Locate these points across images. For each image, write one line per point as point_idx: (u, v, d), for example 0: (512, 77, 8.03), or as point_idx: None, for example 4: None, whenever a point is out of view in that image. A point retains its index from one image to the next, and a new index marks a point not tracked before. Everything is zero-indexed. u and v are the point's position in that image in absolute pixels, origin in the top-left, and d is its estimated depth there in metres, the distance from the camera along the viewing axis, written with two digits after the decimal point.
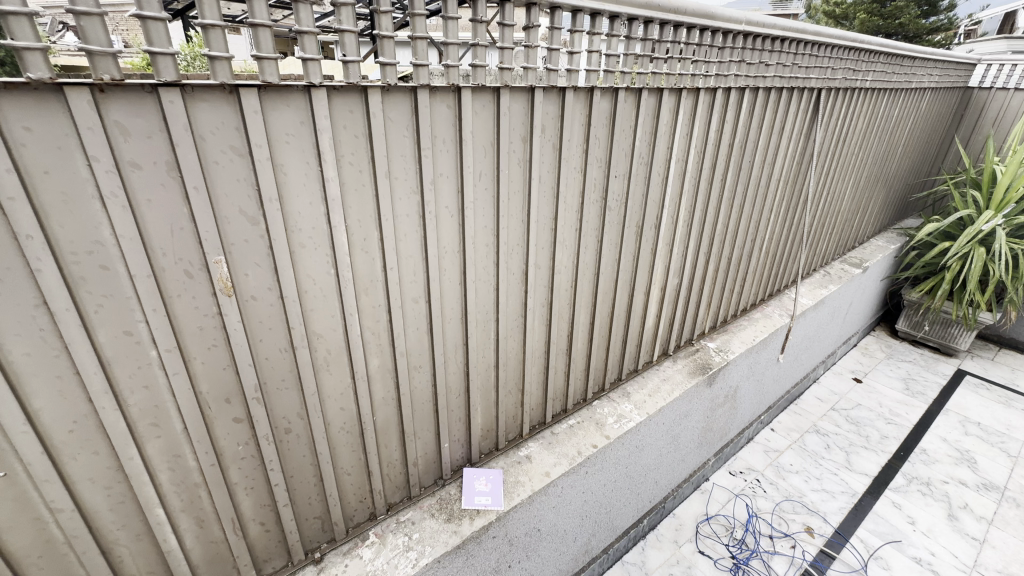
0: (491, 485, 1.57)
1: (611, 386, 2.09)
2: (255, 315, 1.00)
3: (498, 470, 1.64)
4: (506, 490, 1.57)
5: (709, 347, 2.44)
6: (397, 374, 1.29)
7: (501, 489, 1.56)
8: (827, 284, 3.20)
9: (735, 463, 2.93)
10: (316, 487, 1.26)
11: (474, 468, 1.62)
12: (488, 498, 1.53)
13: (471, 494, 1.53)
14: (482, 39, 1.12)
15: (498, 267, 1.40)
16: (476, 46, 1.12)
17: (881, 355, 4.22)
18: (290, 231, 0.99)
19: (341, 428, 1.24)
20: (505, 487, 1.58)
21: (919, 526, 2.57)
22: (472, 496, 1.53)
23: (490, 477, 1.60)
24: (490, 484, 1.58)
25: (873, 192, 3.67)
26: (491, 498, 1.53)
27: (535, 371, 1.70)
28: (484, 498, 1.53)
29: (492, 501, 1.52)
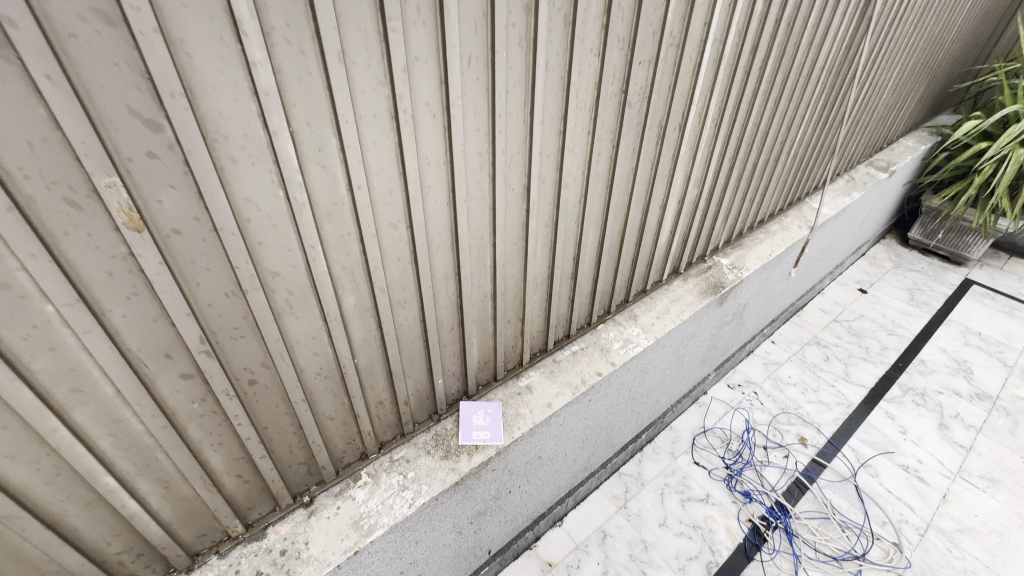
0: (490, 419, 1.47)
1: (617, 308, 1.93)
2: (184, 254, 0.78)
3: (497, 403, 1.53)
4: (506, 424, 1.48)
5: (722, 264, 2.26)
6: (377, 313, 1.10)
7: (501, 423, 1.47)
8: (852, 191, 2.94)
9: (734, 376, 2.91)
10: (295, 435, 1.13)
11: (472, 401, 1.51)
12: (487, 433, 1.44)
13: (469, 429, 1.44)
14: None
15: (494, 182, 1.14)
16: None
17: (889, 264, 4.09)
18: (212, 140, 0.73)
19: (317, 374, 1.08)
20: (505, 421, 1.49)
21: (910, 435, 2.62)
22: (470, 431, 1.43)
23: (489, 411, 1.50)
24: (489, 418, 1.48)
25: (916, 83, 3.24)
26: (491, 433, 1.44)
27: (536, 298, 1.52)
28: (482, 433, 1.44)
29: (492, 436, 1.43)
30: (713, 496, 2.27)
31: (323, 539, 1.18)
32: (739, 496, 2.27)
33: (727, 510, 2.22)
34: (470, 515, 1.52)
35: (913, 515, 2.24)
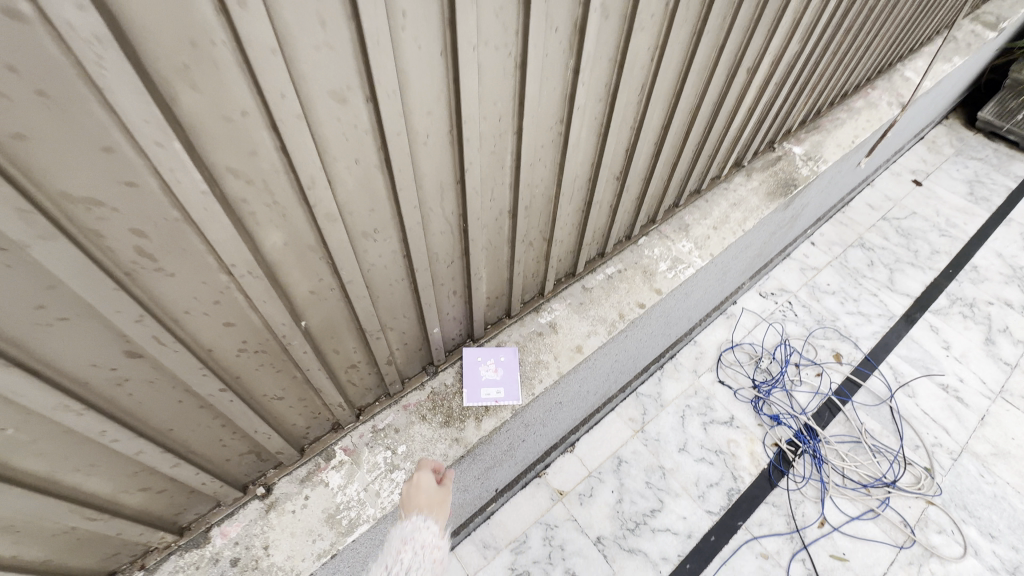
0: (503, 371, 1.12)
1: (663, 215, 1.48)
2: None
3: (511, 347, 1.17)
4: (524, 376, 1.13)
5: (794, 154, 1.75)
6: (329, 254, 0.66)
7: (517, 376, 1.12)
8: (955, 55, 2.30)
9: (767, 283, 2.57)
10: (226, 428, 0.77)
11: (478, 347, 1.15)
12: (500, 389, 1.10)
13: (476, 386, 1.09)
14: None
15: (527, 13, 0.62)
16: None
17: (950, 151, 3.53)
18: None
19: (238, 351, 0.67)
20: (522, 371, 1.13)
21: (953, 351, 2.38)
22: (477, 388, 1.09)
23: (501, 359, 1.14)
24: (501, 369, 1.12)
25: None
26: (504, 389, 1.09)
27: (570, 210, 1.06)
28: (493, 390, 1.09)
29: (506, 393, 1.09)
30: (737, 419, 2.08)
31: (288, 542, 0.90)
32: (766, 419, 2.08)
33: (753, 434, 2.04)
34: (475, 475, 1.25)
35: (948, 438, 2.09)
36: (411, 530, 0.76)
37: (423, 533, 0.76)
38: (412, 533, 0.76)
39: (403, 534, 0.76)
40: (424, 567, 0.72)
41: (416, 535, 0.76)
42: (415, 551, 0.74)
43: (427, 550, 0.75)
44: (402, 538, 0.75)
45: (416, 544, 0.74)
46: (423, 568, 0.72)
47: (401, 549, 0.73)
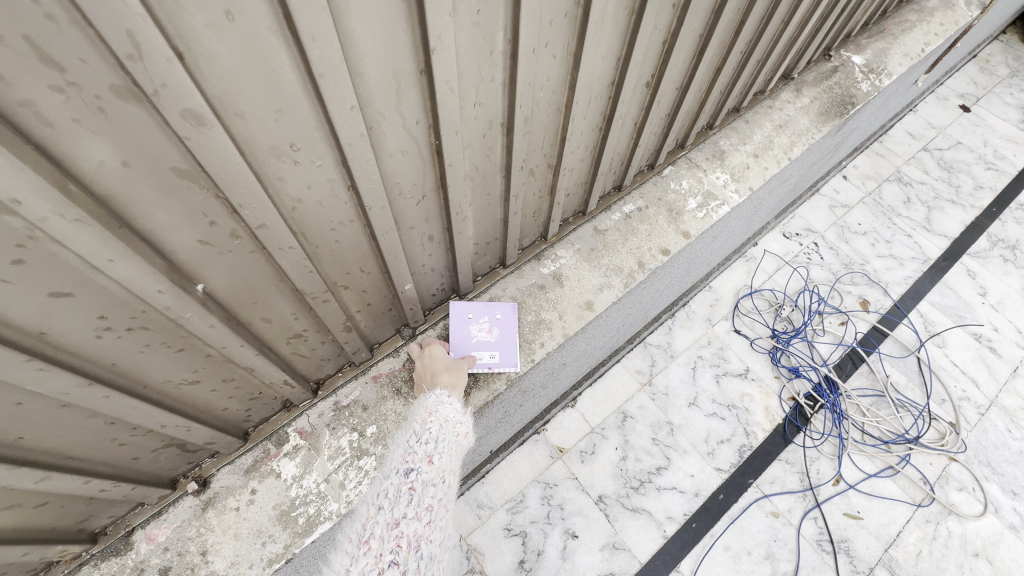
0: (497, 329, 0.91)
1: (693, 140, 1.21)
2: None
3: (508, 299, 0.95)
4: (522, 337, 0.92)
5: (853, 65, 1.43)
6: (216, 184, 0.42)
7: (515, 336, 0.91)
8: None
9: (793, 223, 2.32)
10: (117, 426, 0.57)
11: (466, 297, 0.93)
12: (494, 353, 0.89)
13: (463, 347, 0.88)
14: None
15: None
16: None
17: (1005, 71, 3.13)
18: None
19: (96, 330, 0.45)
20: (521, 331, 0.93)
21: (989, 299, 2.18)
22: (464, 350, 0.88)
23: (494, 315, 0.93)
24: (494, 327, 0.91)
25: None
26: (499, 354, 0.89)
27: (584, 128, 0.81)
28: (485, 353, 0.89)
29: (502, 359, 0.89)
30: (752, 371, 1.92)
31: (231, 546, 0.72)
32: (784, 371, 1.92)
33: (769, 387, 1.89)
34: None
35: (977, 392, 1.94)
36: (435, 397, 0.72)
37: (449, 399, 0.72)
38: (436, 402, 0.71)
39: (427, 402, 0.71)
40: (453, 435, 0.68)
41: (441, 404, 0.71)
42: (442, 420, 0.69)
43: (455, 418, 0.70)
44: (426, 406, 0.70)
45: (442, 413, 0.70)
46: (452, 435, 0.68)
47: (428, 418, 0.68)
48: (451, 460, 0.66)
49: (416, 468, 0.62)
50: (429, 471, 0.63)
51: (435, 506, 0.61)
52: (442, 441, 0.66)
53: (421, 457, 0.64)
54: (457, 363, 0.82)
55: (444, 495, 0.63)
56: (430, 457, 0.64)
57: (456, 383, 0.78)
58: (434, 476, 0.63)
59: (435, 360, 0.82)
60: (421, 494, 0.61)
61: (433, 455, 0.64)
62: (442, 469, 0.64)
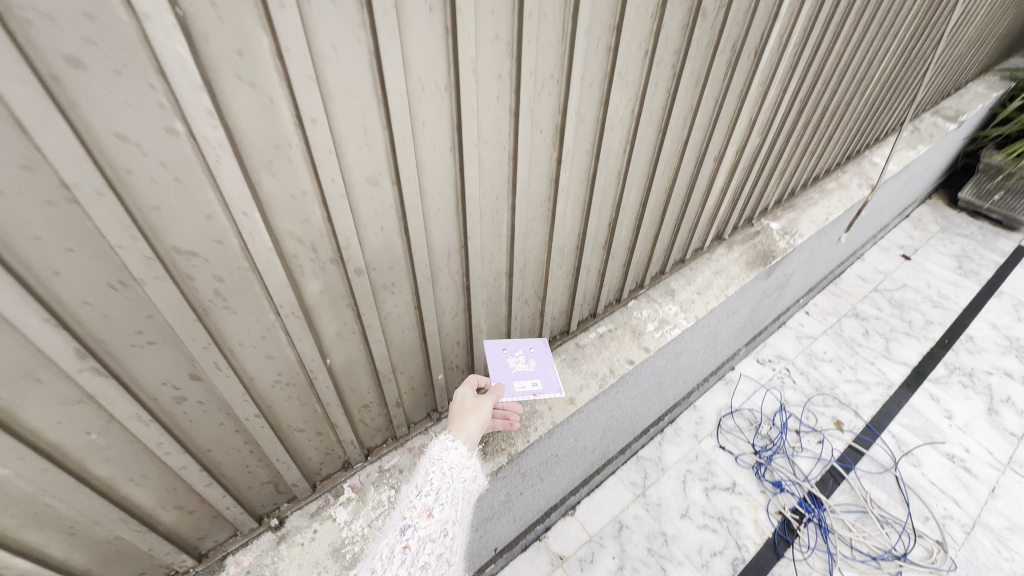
0: (533, 362, 1.16)
1: (650, 281, 1.64)
2: (20, 230, 0.47)
3: (537, 340, 1.21)
4: (554, 367, 1.17)
5: (772, 229, 1.93)
6: (355, 301, 0.81)
7: (548, 367, 1.16)
8: (917, 145, 2.56)
9: (764, 351, 2.66)
10: (253, 454, 0.88)
11: (506, 339, 1.17)
12: (534, 381, 1.11)
13: (511, 376, 1.10)
14: None
15: (517, 121, 0.82)
16: None
17: (935, 227, 3.73)
18: (21, 21, 0.40)
19: (273, 381, 0.80)
20: (552, 362, 1.18)
21: (956, 421, 2.38)
22: (512, 378, 1.10)
23: (530, 351, 1.17)
24: (531, 360, 1.16)
25: (1003, 14, 2.77)
26: (540, 379, 1.12)
27: (561, 273, 1.22)
28: (527, 383, 1.10)
29: (544, 383, 1.12)
30: (739, 485, 2.08)
31: (295, 572, 0.95)
32: (769, 486, 2.07)
33: (756, 501, 2.03)
34: (473, 522, 1.30)
35: (958, 510, 2.04)
36: (440, 453, 0.89)
37: (451, 452, 0.89)
38: (439, 457, 0.88)
39: (432, 460, 0.88)
40: (451, 484, 0.84)
41: (443, 459, 0.88)
42: (443, 470, 0.86)
43: (457, 468, 0.87)
44: (432, 463, 0.87)
45: (444, 467, 0.86)
46: (450, 484, 0.84)
47: (432, 473, 0.85)
48: (449, 512, 0.80)
49: (414, 523, 0.77)
50: (426, 524, 0.77)
51: (431, 558, 0.74)
52: (442, 494, 0.82)
53: (420, 513, 0.78)
54: (477, 403, 1.02)
55: (442, 546, 0.77)
56: (429, 511, 0.79)
57: (470, 427, 0.96)
58: (430, 531, 0.77)
59: (460, 405, 1.02)
60: (416, 550, 0.74)
61: (431, 509, 0.79)
62: (440, 523, 0.78)
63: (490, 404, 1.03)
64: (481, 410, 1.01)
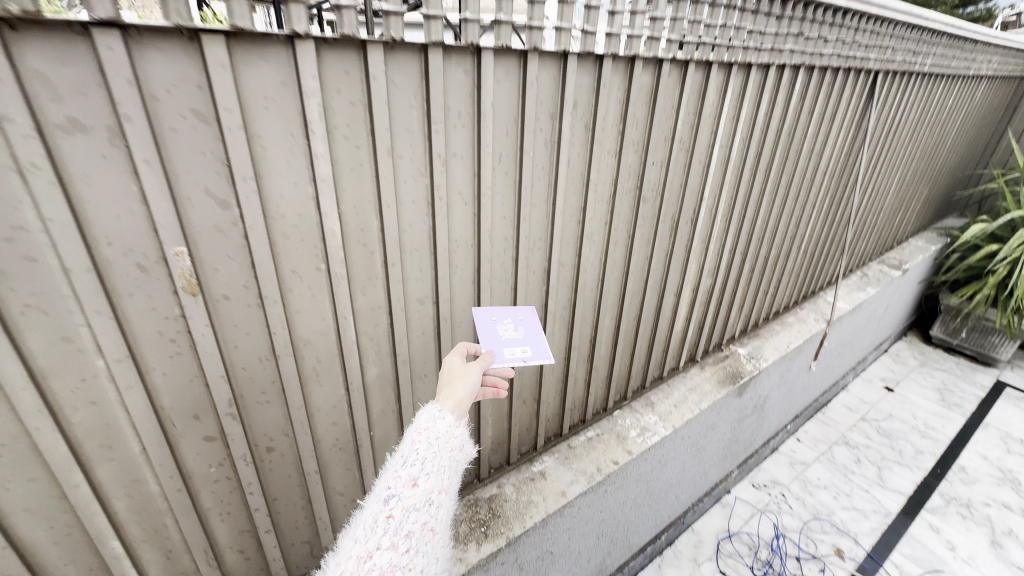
0: (522, 330, 1.17)
1: (633, 394, 1.91)
2: (229, 319, 0.83)
3: (524, 309, 1.24)
4: (542, 334, 1.18)
5: (739, 354, 2.25)
6: (398, 385, 1.12)
7: (537, 333, 1.17)
8: (866, 287, 2.99)
9: (759, 475, 2.76)
10: (303, 509, 1.11)
11: (494, 308, 1.19)
12: (524, 349, 1.10)
13: (501, 343, 1.10)
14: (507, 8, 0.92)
15: (516, 265, 1.23)
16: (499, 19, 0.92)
17: (914, 362, 3.99)
18: (270, 217, 0.81)
19: (332, 444, 1.08)
20: (540, 330, 1.19)
21: (960, 553, 2.37)
22: (502, 345, 1.09)
23: (518, 320, 1.19)
24: (520, 327, 1.17)
25: (916, 188, 3.44)
26: (530, 345, 1.12)
27: (552, 378, 1.53)
28: (517, 350, 1.09)
29: (534, 348, 1.11)
30: None
31: None
32: None
33: None
34: None
35: None
36: (427, 420, 0.80)
37: (439, 419, 0.80)
38: (427, 423, 0.79)
39: (418, 426, 0.79)
40: (438, 453, 0.76)
41: (430, 425, 0.79)
42: (429, 440, 0.77)
43: (445, 437, 0.78)
44: (418, 429, 0.79)
45: (431, 435, 0.78)
46: (437, 454, 0.76)
47: (417, 440, 0.77)
48: (436, 482, 0.74)
49: (398, 494, 0.70)
50: (411, 494, 0.71)
51: (416, 528, 0.69)
52: (429, 462, 0.74)
53: (405, 482, 0.72)
54: (466, 368, 0.94)
55: (427, 516, 0.71)
56: (414, 480, 0.72)
57: (457, 394, 0.87)
58: (415, 501, 0.70)
59: (449, 371, 0.94)
60: (401, 521, 0.68)
61: (416, 478, 0.72)
62: (426, 493, 0.72)
63: (479, 370, 0.95)
64: (471, 379, 0.92)
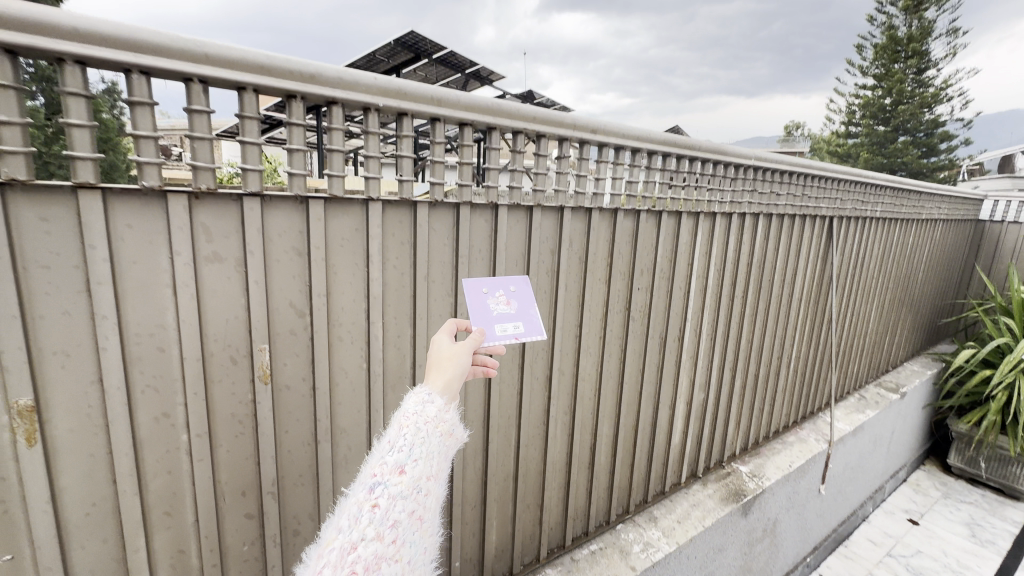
0: (514, 304, 1.06)
1: (635, 508, 1.94)
2: (286, 406, 1.02)
3: (517, 278, 1.11)
4: (536, 308, 1.08)
5: (741, 471, 2.29)
6: None
7: (530, 307, 1.07)
8: (864, 409, 3.06)
9: None
10: None
11: (483, 280, 1.06)
12: (516, 326, 1.01)
13: (492, 318, 0.99)
14: (518, 178, 1.27)
15: (522, 371, 1.42)
16: (512, 185, 1.26)
17: (937, 493, 3.82)
18: (332, 324, 1.04)
19: None
20: (533, 302, 1.09)
21: None
22: (493, 320, 0.99)
23: (511, 292, 1.08)
24: (513, 302, 1.06)
25: (898, 315, 3.69)
26: (523, 321, 1.03)
27: (554, 483, 1.62)
28: (509, 328, 1.00)
29: (527, 324, 1.02)
30: None
31: None
32: None
33: None
34: None
35: None
36: (416, 402, 0.66)
37: (429, 403, 0.66)
38: (414, 406, 0.66)
39: (404, 410, 0.66)
40: (430, 437, 0.63)
41: (419, 408, 0.66)
42: (420, 423, 0.64)
43: (436, 421, 0.65)
44: (406, 412, 0.65)
45: (421, 419, 0.64)
46: (428, 438, 0.63)
47: (405, 425, 0.64)
48: (428, 468, 0.61)
49: (383, 481, 0.58)
50: (398, 482, 0.58)
51: (403, 517, 0.56)
52: (418, 447, 0.61)
53: (391, 468, 0.59)
54: (457, 348, 0.77)
55: (416, 504, 0.58)
56: (401, 467, 0.59)
57: (448, 376, 0.72)
58: (403, 489, 0.58)
59: (436, 351, 0.76)
60: (387, 510, 0.55)
61: (404, 465, 0.59)
62: (416, 480, 0.59)
63: (470, 349, 0.80)
64: (463, 361, 0.76)
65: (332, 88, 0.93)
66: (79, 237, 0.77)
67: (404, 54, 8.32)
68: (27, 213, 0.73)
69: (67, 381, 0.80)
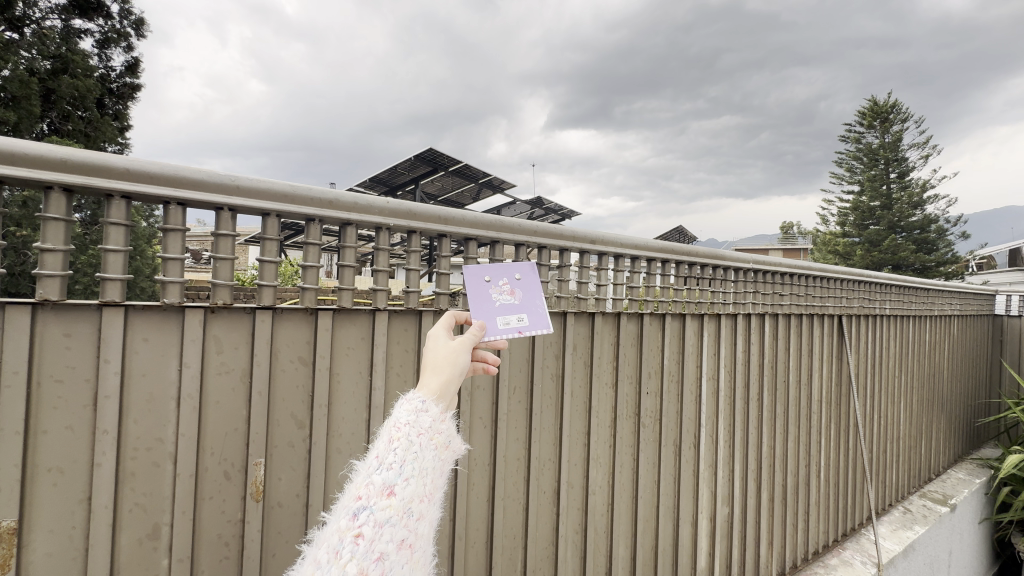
0: (519, 294, 1.04)
1: None
2: (277, 526, 0.96)
3: (522, 266, 1.08)
4: (541, 297, 1.06)
5: None
6: None
7: (536, 297, 1.06)
8: (913, 524, 2.76)
9: None
10: None
11: (488, 267, 1.04)
12: (520, 317, 1.00)
13: (495, 311, 0.99)
14: None
15: (528, 483, 1.35)
16: None
17: None
18: (331, 435, 1.03)
19: None
20: (538, 291, 1.07)
21: None
22: (496, 313, 0.98)
23: (515, 280, 1.05)
24: (517, 291, 1.04)
25: (930, 416, 3.50)
26: (527, 313, 1.02)
27: None
28: (514, 320, 0.99)
29: (531, 317, 1.01)
30: None
31: None
32: None
33: None
34: None
35: None
36: (408, 410, 0.60)
37: (422, 413, 0.60)
38: (407, 415, 0.60)
39: (396, 419, 0.60)
40: (422, 451, 0.58)
41: (412, 418, 0.60)
42: (413, 433, 0.58)
43: (430, 433, 0.59)
44: (397, 423, 0.59)
45: (413, 431, 0.59)
46: (421, 453, 0.58)
47: (396, 438, 0.57)
48: (419, 488, 0.56)
49: (369, 505, 0.53)
50: (386, 506, 0.53)
51: (390, 548, 0.51)
52: (410, 466, 0.56)
53: (378, 490, 0.54)
54: (458, 347, 0.71)
55: (406, 531, 0.53)
56: (390, 488, 0.54)
57: (445, 378, 0.66)
58: (391, 515, 0.53)
59: (434, 349, 0.70)
60: (372, 541, 0.51)
61: (394, 486, 0.54)
62: (405, 503, 0.54)
63: (470, 346, 0.74)
64: (462, 361, 0.70)
65: (347, 212, 1.01)
66: (95, 352, 0.80)
67: (423, 168, 9.11)
68: (52, 330, 0.77)
69: (55, 501, 0.77)
